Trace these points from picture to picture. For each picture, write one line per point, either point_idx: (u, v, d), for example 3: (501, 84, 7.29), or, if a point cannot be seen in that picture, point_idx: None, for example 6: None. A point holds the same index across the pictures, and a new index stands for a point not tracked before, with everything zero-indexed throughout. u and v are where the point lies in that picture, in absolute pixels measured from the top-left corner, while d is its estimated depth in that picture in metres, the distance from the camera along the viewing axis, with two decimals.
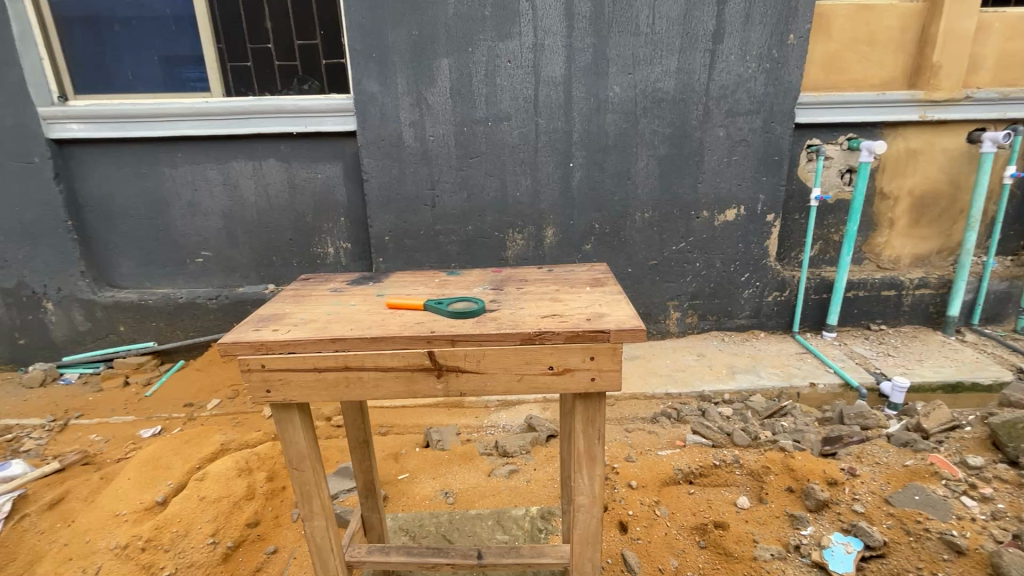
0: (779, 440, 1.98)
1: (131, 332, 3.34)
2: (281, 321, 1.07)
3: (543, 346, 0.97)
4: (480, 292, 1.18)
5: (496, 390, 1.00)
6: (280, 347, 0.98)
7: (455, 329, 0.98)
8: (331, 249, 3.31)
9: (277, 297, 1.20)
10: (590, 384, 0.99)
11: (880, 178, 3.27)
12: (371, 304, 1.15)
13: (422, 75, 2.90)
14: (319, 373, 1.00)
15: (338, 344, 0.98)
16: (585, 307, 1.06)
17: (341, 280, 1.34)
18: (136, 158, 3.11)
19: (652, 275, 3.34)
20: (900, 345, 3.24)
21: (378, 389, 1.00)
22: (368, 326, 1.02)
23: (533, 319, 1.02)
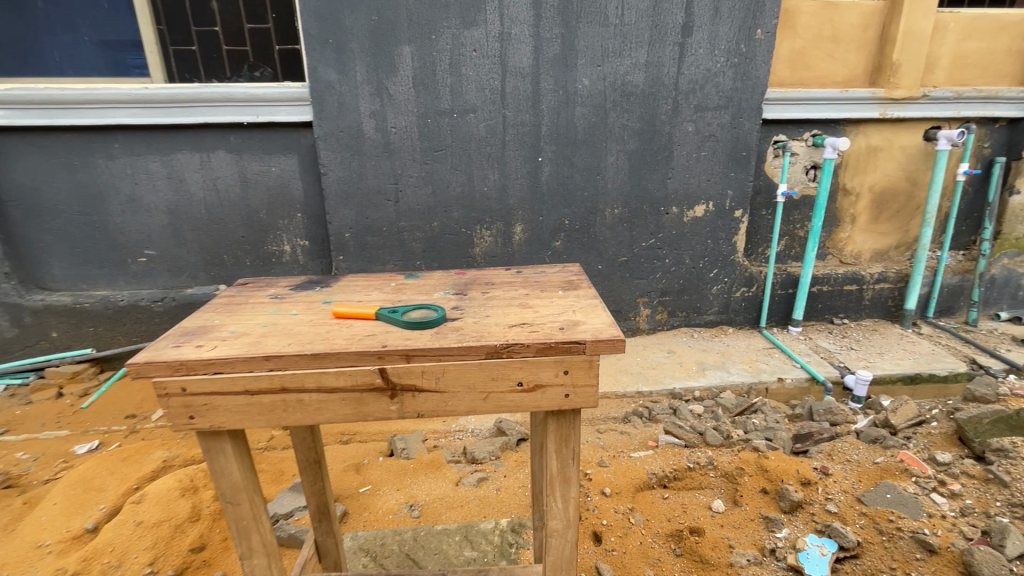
0: (752, 440, 1.96)
1: (65, 339, 3.08)
2: (207, 336, 0.95)
3: (511, 360, 0.88)
4: (443, 298, 1.08)
5: (458, 410, 0.91)
6: (203, 366, 0.87)
7: (413, 342, 0.88)
8: (287, 247, 3.12)
9: (208, 305, 1.06)
10: (564, 401, 0.91)
11: (842, 174, 3.31)
12: (318, 312, 1.03)
13: (383, 63, 2.75)
14: (251, 397, 0.88)
15: (273, 363, 0.87)
16: (558, 315, 0.98)
17: (285, 285, 1.21)
18: (65, 148, 2.84)
19: (622, 273, 3.29)
20: (862, 339, 3.31)
21: (322, 413, 0.90)
22: (311, 340, 0.91)
23: (501, 330, 0.92)
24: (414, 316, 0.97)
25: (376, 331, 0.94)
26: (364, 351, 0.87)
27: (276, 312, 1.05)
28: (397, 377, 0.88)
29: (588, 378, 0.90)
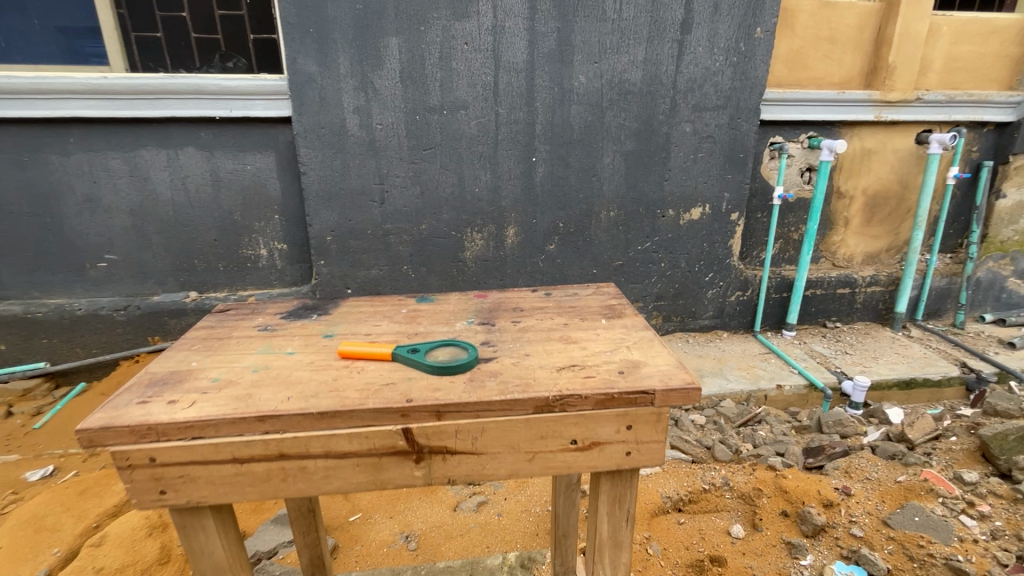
0: (767, 457, 1.87)
1: (16, 352, 2.81)
2: (181, 387, 0.93)
3: (568, 415, 0.90)
4: (467, 333, 1.12)
5: (505, 465, 0.91)
6: (179, 432, 0.84)
7: (446, 396, 0.88)
8: (263, 251, 2.91)
9: (187, 349, 1.07)
10: (625, 459, 0.93)
11: (836, 177, 3.28)
12: (332, 357, 1.03)
13: (369, 55, 2.58)
14: (239, 464, 0.86)
15: (268, 426, 0.86)
16: (612, 353, 1.01)
17: (274, 313, 1.25)
18: (13, 143, 2.58)
19: (617, 277, 3.19)
20: (856, 343, 3.28)
21: (326, 475, 0.89)
22: (314, 394, 0.90)
23: (548, 374, 0.94)
24: (435, 357, 0.99)
25: (397, 381, 0.93)
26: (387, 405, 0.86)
27: (268, 351, 1.06)
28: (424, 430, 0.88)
29: (650, 428, 0.92)
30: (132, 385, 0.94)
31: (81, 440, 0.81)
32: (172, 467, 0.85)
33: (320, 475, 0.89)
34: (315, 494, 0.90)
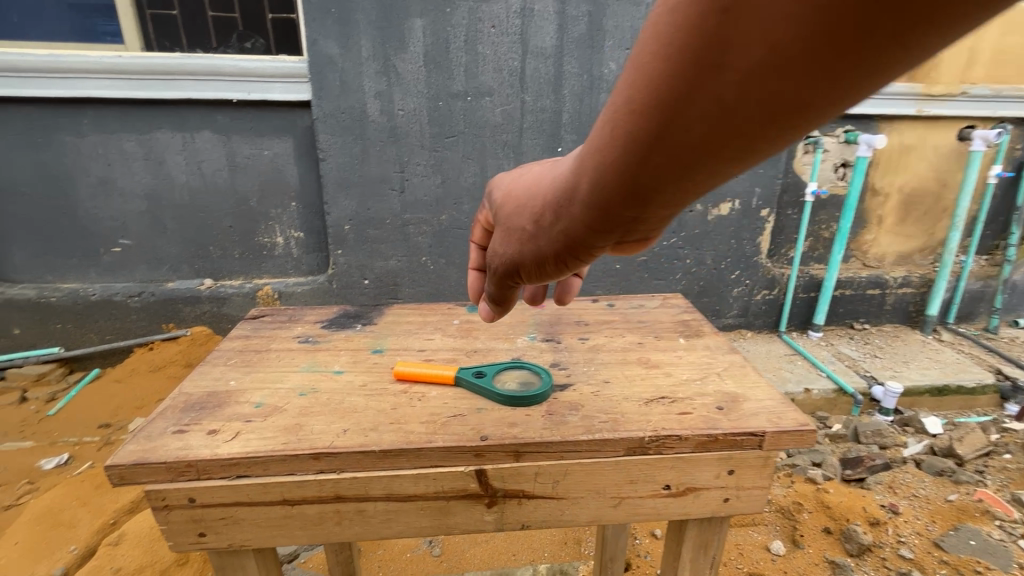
0: (806, 469, 1.91)
1: (30, 336, 2.76)
2: (221, 413, 0.92)
3: (664, 460, 0.88)
4: (538, 352, 1.16)
5: (588, 508, 0.90)
6: (221, 469, 0.81)
7: (525, 435, 0.86)
8: (279, 239, 2.84)
9: (225, 367, 1.07)
10: (721, 504, 0.93)
11: (873, 173, 3.14)
12: (389, 381, 1.02)
13: (392, 37, 2.47)
14: (289, 505, 0.84)
15: (321, 465, 0.82)
16: (704, 384, 1.02)
17: (314, 323, 1.29)
18: (25, 122, 2.50)
19: (641, 273, 3.10)
20: (885, 346, 3.15)
21: (382, 517, 0.86)
22: (377, 422, 0.89)
23: (638, 408, 0.94)
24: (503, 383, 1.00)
25: (466, 413, 0.92)
26: (461, 442, 0.84)
27: (314, 369, 1.07)
28: (498, 466, 0.86)
29: (752, 470, 0.91)
30: (168, 410, 0.93)
31: (114, 477, 0.78)
32: (215, 508, 0.83)
33: (379, 518, 0.86)
34: (371, 536, 0.88)
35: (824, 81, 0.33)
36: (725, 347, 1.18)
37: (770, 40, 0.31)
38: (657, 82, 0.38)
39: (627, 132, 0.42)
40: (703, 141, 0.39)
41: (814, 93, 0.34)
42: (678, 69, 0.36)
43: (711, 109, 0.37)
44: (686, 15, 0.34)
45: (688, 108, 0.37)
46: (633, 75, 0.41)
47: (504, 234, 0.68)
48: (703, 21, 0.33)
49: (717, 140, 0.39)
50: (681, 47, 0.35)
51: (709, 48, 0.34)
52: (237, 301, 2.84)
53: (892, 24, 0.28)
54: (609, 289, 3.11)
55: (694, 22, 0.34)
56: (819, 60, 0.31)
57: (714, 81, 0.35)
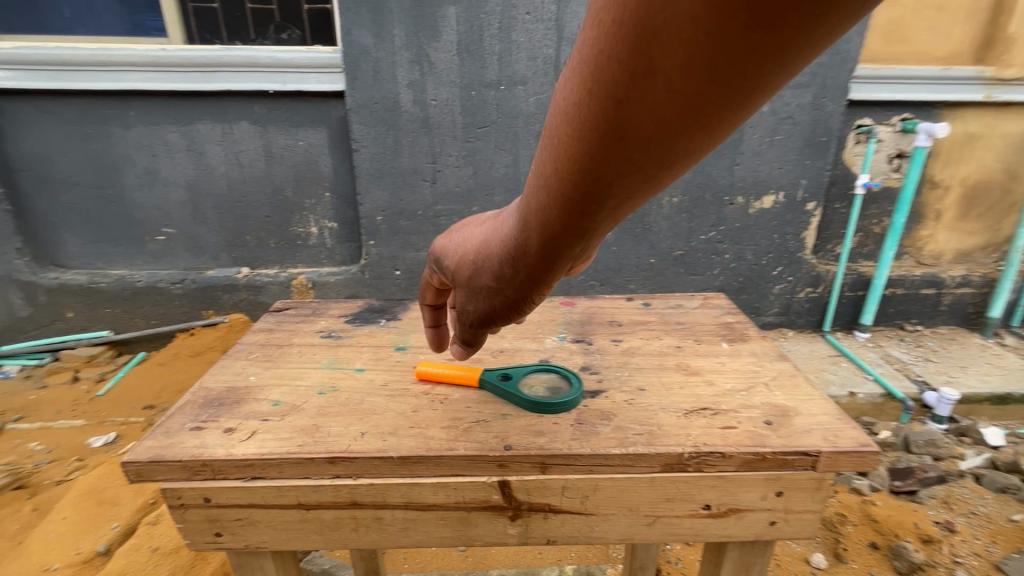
0: (853, 480, 1.88)
1: (81, 320, 2.89)
2: (237, 411, 0.92)
3: (702, 477, 0.83)
4: (568, 355, 1.13)
5: (619, 525, 0.86)
6: (236, 469, 0.81)
7: (552, 446, 0.83)
8: (313, 229, 2.88)
9: (248, 362, 1.08)
10: (767, 527, 0.87)
11: (932, 165, 2.93)
12: (410, 382, 1.01)
13: (426, 26, 2.45)
14: (304, 509, 0.83)
15: (338, 467, 0.81)
16: (750, 396, 0.96)
17: (337, 318, 1.30)
18: (76, 114, 2.60)
19: (676, 267, 3.00)
20: (940, 350, 2.95)
21: (399, 526, 0.84)
22: (398, 426, 0.88)
23: (676, 420, 0.89)
24: (526, 387, 0.97)
25: (490, 419, 0.89)
26: (484, 451, 0.81)
27: (335, 367, 1.06)
28: (522, 477, 0.83)
29: (803, 494, 0.84)
30: (186, 406, 0.94)
31: (131, 474, 0.79)
32: (229, 508, 0.82)
33: (397, 527, 0.85)
34: (389, 545, 0.86)
35: (716, 131, 0.37)
36: (772, 354, 1.11)
37: (664, 111, 0.35)
38: (573, 156, 0.41)
39: (556, 197, 0.45)
40: (627, 194, 0.43)
41: (711, 141, 0.38)
42: (589, 145, 0.39)
43: (626, 171, 0.40)
44: (587, 102, 0.37)
45: (608, 172, 0.40)
46: (549, 142, 0.43)
47: (464, 289, 0.70)
48: (601, 106, 0.36)
49: (640, 190, 0.42)
50: (587, 127, 0.39)
51: (612, 128, 0.37)
52: (273, 289, 2.90)
53: (761, 82, 0.33)
54: (643, 284, 3.03)
55: (596, 107, 0.37)
56: (708, 120, 0.35)
57: (625, 153, 0.38)
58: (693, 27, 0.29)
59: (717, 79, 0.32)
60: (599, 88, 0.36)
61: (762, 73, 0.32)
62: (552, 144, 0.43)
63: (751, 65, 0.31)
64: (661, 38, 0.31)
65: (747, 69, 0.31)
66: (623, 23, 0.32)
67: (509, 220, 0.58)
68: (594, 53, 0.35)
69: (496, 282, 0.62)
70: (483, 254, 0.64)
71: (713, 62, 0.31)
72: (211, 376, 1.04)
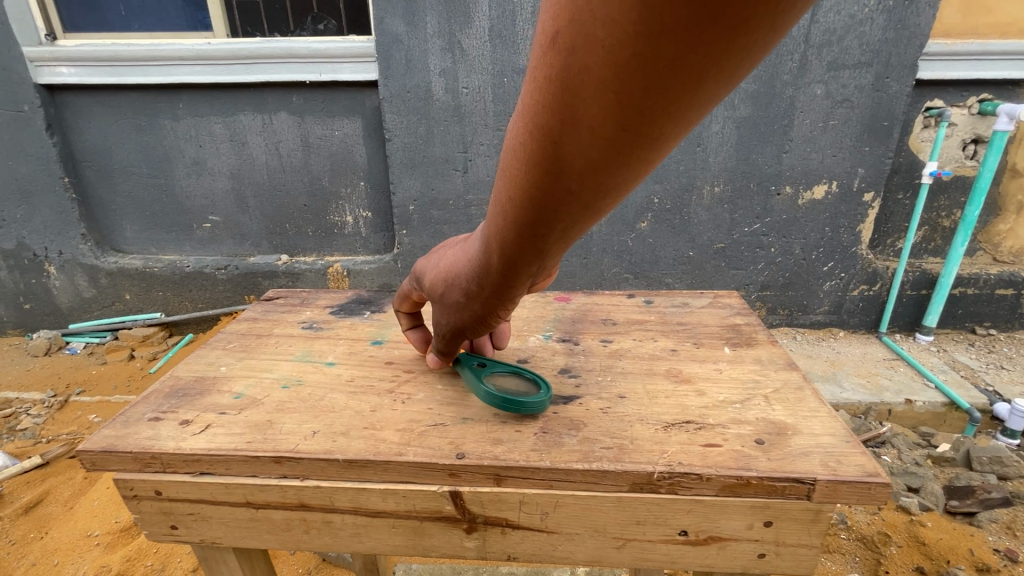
0: (900, 496, 1.77)
1: (137, 302, 3.08)
2: (191, 403, 0.97)
3: (675, 503, 0.81)
4: (551, 356, 1.15)
5: (585, 546, 0.87)
6: (185, 464, 0.86)
7: (507, 458, 0.83)
8: (349, 218, 2.93)
9: (224, 351, 1.16)
10: (753, 556, 0.85)
11: (1013, 151, 2.64)
12: (377, 378, 1.05)
13: (458, 13, 2.41)
14: (253, 508, 0.89)
15: (284, 469, 0.85)
16: (744, 409, 0.93)
17: (323, 309, 1.39)
18: (131, 108, 2.75)
19: (717, 261, 2.85)
20: (1017, 357, 2.66)
21: (347, 528, 0.89)
22: (349, 427, 0.90)
23: (653, 434, 0.88)
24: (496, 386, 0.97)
25: (449, 424, 0.91)
26: (434, 459, 0.82)
27: (307, 359, 1.13)
28: (475, 486, 0.83)
29: (796, 525, 0.82)
30: (155, 393, 1.01)
31: (86, 462, 0.86)
32: (181, 503, 0.90)
33: (348, 531, 0.89)
34: (343, 545, 0.91)
35: (644, 166, 0.40)
36: (779, 362, 1.10)
37: (591, 155, 0.38)
38: (523, 185, 0.45)
39: (512, 220, 0.50)
40: (572, 219, 0.46)
41: (642, 172, 0.41)
42: (535, 177, 0.43)
43: (568, 201, 0.44)
44: (530, 142, 0.41)
45: (551, 203, 0.44)
46: (505, 175, 0.47)
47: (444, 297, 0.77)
48: (541, 145, 0.40)
49: (584, 216, 0.46)
50: (532, 162, 0.42)
51: (551, 165, 0.41)
52: (310, 277, 2.97)
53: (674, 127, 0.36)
54: (680, 278, 2.90)
55: (537, 147, 0.41)
56: (632, 162, 0.39)
57: (564, 186, 0.42)
58: (604, 85, 0.33)
59: (632, 127, 0.35)
60: (537, 134, 0.40)
61: (673, 120, 0.35)
62: (507, 175, 0.47)
63: (661, 114, 0.34)
64: (582, 92, 0.35)
65: (657, 118, 0.35)
66: (550, 79, 0.36)
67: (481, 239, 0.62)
68: (531, 101, 0.38)
69: (473, 291, 0.68)
70: (462, 270, 0.70)
71: (625, 114, 0.34)
72: (187, 364, 1.12)
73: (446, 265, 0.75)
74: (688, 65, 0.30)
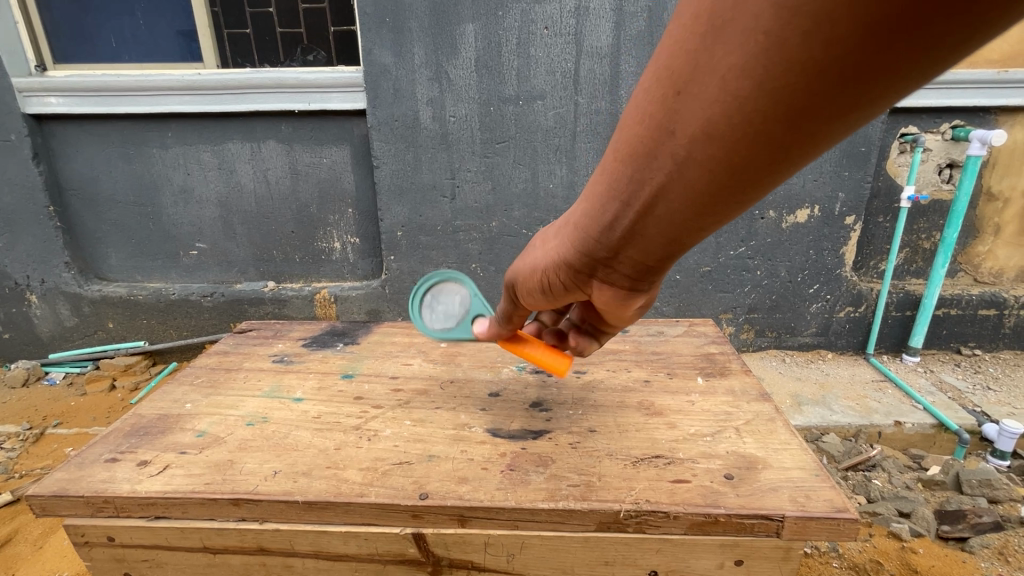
0: (890, 521, 1.76)
1: (121, 330, 3.03)
2: (151, 443, 1.00)
3: (643, 541, 0.83)
4: (523, 389, 1.17)
5: None
6: (141, 508, 0.88)
7: (471, 499, 0.84)
8: (337, 244, 2.93)
9: (193, 388, 1.18)
10: None
11: (988, 175, 2.70)
12: (344, 415, 1.07)
13: (444, 44, 2.46)
14: (211, 552, 0.90)
15: (242, 512, 0.87)
16: (715, 442, 0.96)
17: (295, 341, 1.42)
18: (119, 137, 2.76)
19: (703, 284, 2.87)
20: (1002, 376, 2.68)
21: (311, 568, 0.91)
22: (310, 466, 0.92)
23: (622, 470, 0.89)
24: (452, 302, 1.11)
25: (413, 462, 0.93)
26: (397, 500, 0.83)
27: (274, 395, 1.15)
28: (439, 527, 0.85)
29: (767, 562, 0.84)
30: (115, 434, 1.03)
31: (35, 509, 0.88)
32: (133, 548, 0.91)
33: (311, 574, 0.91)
34: None
35: (762, 148, 0.45)
36: (751, 392, 1.12)
37: (715, 108, 0.44)
38: (639, 127, 0.52)
39: (620, 168, 0.57)
40: (673, 186, 0.52)
41: (755, 146, 0.45)
42: (653, 119, 0.50)
43: (676, 159, 0.50)
44: (658, 85, 0.48)
45: (652, 155, 0.52)
46: (624, 124, 0.55)
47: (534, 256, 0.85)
48: (667, 85, 0.47)
49: (682, 191, 0.52)
50: (655, 105, 0.49)
51: (671, 106, 0.47)
52: (297, 303, 2.95)
53: (804, 95, 0.40)
54: (668, 301, 2.91)
55: (665, 89, 0.47)
56: (753, 135, 0.44)
57: (674, 136, 0.48)
58: (751, 29, 0.39)
59: (763, 79, 0.40)
60: (669, 75, 0.46)
61: (808, 86, 0.39)
62: (627, 125, 0.54)
63: (796, 71, 0.38)
64: (727, 33, 0.41)
65: (790, 75, 0.39)
66: (702, 17, 0.42)
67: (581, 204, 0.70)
68: (673, 39, 0.46)
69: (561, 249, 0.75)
70: (558, 232, 0.78)
71: (760, 62, 0.39)
72: (152, 402, 1.14)
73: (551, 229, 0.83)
74: (841, 31, 0.35)
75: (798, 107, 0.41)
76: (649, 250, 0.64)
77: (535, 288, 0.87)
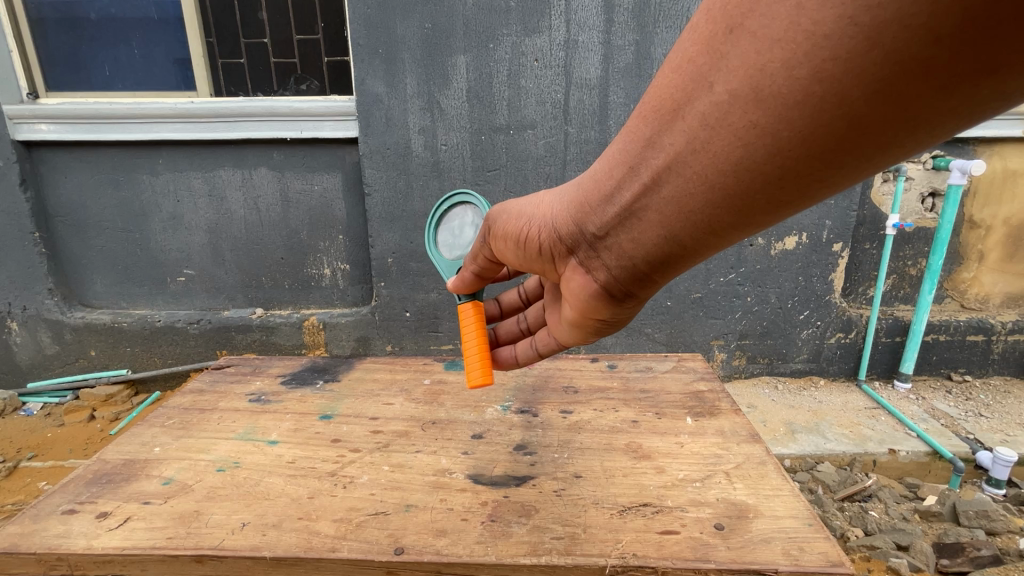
0: (887, 555, 1.72)
1: (103, 358, 2.96)
2: (116, 492, 0.96)
3: None
4: (508, 430, 1.15)
5: None
6: (97, 565, 0.84)
7: (450, 553, 0.81)
8: (327, 271, 2.91)
9: (165, 430, 1.15)
10: None
11: (970, 204, 2.76)
12: (319, 460, 1.04)
13: (436, 74, 2.51)
14: None
15: (208, 570, 0.83)
16: (704, 489, 0.94)
17: (274, 379, 1.39)
18: (109, 165, 2.75)
19: (694, 311, 2.87)
20: (994, 404, 2.67)
21: None
22: (284, 517, 0.89)
23: (608, 521, 0.87)
24: (471, 223, 1.26)
25: (391, 512, 0.89)
26: (370, 556, 0.80)
27: (249, 438, 1.11)
28: None
29: None
30: (79, 481, 0.99)
31: None
32: None
33: None
34: None
35: (800, 105, 0.55)
36: (741, 432, 1.11)
37: (775, 41, 0.54)
38: (695, 63, 0.62)
39: (665, 109, 0.67)
40: (712, 135, 0.63)
41: (798, 97, 0.55)
42: (712, 52, 0.60)
43: (725, 98, 0.60)
44: (724, 15, 0.58)
45: (697, 90, 0.63)
46: (680, 58, 0.65)
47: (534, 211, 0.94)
48: (734, 13, 0.57)
49: (719, 139, 0.62)
50: (715, 36, 0.60)
51: (732, 34, 0.58)
52: (285, 330, 2.91)
53: (867, 45, 0.49)
54: (659, 328, 2.90)
55: (727, 21, 0.58)
56: (811, 89, 0.54)
57: (727, 69, 0.59)
58: None
59: (837, 10, 0.49)
60: (737, 7, 0.57)
61: (876, 38, 0.48)
62: (684, 60, 0.64)
63: (870, 12, 0.48)
64: None
65: (862, 17, 0.48)
66: None
67: (609, 157, 0.80)
68: None
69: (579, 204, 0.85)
70: (574, 189, 0.88)
71: None
72: (121, 445, 1.10)
73: (559, 189, 0.93)
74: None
75: (856, 61, 0.50)
76: (653, 222, 0.75)
77: (511, 238, 0.96)
